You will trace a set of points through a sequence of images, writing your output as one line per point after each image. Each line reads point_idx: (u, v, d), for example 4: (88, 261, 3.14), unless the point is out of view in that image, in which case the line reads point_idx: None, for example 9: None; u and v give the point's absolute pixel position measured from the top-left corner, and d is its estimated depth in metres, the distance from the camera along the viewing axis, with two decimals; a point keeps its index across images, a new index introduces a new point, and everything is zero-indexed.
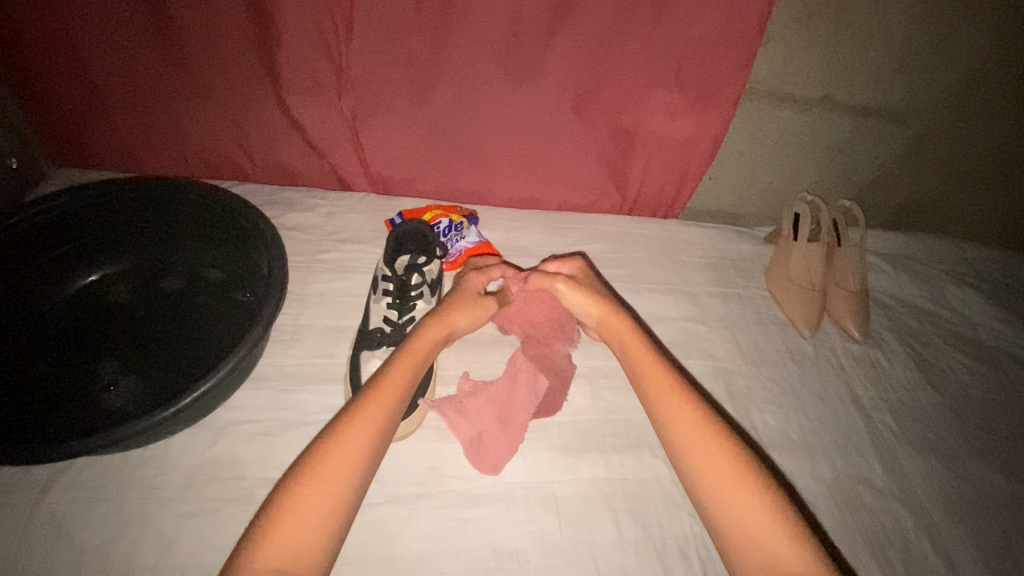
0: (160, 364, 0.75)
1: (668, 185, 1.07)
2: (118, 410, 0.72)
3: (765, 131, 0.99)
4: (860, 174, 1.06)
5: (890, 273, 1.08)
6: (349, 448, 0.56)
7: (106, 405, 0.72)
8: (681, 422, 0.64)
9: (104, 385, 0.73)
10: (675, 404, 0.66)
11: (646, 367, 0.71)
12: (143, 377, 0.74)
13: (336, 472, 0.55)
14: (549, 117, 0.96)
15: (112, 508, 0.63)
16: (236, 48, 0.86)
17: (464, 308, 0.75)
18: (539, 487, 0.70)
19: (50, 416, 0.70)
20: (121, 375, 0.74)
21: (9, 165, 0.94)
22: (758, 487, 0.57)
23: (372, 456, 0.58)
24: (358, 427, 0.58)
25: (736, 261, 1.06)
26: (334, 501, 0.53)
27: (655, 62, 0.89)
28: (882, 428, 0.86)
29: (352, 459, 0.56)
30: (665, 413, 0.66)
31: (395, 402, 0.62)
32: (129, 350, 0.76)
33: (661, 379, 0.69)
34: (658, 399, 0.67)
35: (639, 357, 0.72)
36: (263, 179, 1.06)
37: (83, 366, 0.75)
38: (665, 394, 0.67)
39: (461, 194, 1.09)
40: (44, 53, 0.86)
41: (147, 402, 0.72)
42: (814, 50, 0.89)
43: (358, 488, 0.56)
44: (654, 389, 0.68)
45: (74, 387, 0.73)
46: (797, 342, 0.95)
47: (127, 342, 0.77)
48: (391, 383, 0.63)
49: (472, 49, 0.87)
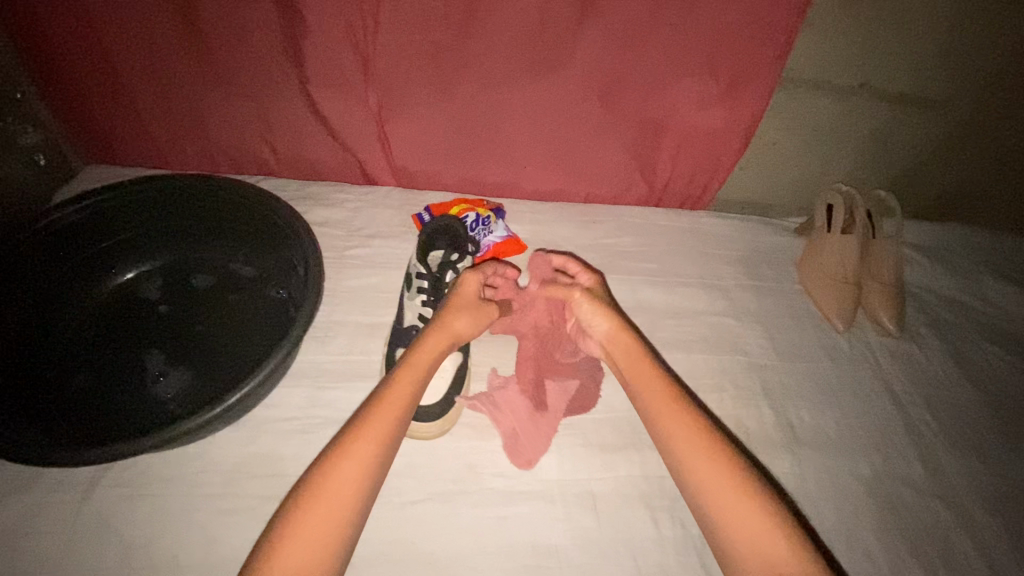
0: (204, 356, 0.77)
1: (698, 175, 1.05)
2: (167, 405, 0.73)
3: (799, 120, 0.96)
4: (897, 163, 1.03)
5: (925, 265, 1.05)
6: (350, 471, 0.55)
7: (158, 395, 0.73)
8: (686, 447, 0.60)
9: (153, 379, 0.74)
10: (681, 426, 0.62)
11: (648, 386, 0.67)
12: (190, 368, 0.75)
13: (338, 497, 0.53)
14: (576, 107, 0.94)
15: (157, 506, 0.64)
16: (263, 40, 0.85)
17: (466, 312, 0.71)
18: (576, 484, 0.69)
19: (101, 411, 0.71)
20: (169, 367, 0.75)
21: (36, 161, 0.93)
22: (770, 514, 0.54)
23: (375, 478, 0.56)
24: (358, 448, 0.57)
25: (767, 253, 1.04)
26: (337, 526, 0.52)
27: (687, 51, 0.86)
28: (919, 425, 0.84)
29: (354, 483, 0.55)
30: (670, 436, 0.62)
31: (396, 419, 0.60)
32: (174, 345, 0.77)
33: (666, 400, 0.65)
34: (664, 423, 0.63)
35: (642, 376, 0.68)
36: (288, 174, 1.05)
37: (128, 362, 0.76)
38: (671, 415, 0.64)
39: (486, 187, 1.08)
40: (69, 48, 0.85)
41: (196, 393, 0.74)
42: (852, 35, 0.86)
43: (360, 511, 0.55)
44: (659, 410, 0.64)
45: (123, 382, 0.74)
46: (831, 336, 0.93)
47: (171, 334, 0.78)
48: (393, 401, 0.61)
49: (498, 40, 0.85)
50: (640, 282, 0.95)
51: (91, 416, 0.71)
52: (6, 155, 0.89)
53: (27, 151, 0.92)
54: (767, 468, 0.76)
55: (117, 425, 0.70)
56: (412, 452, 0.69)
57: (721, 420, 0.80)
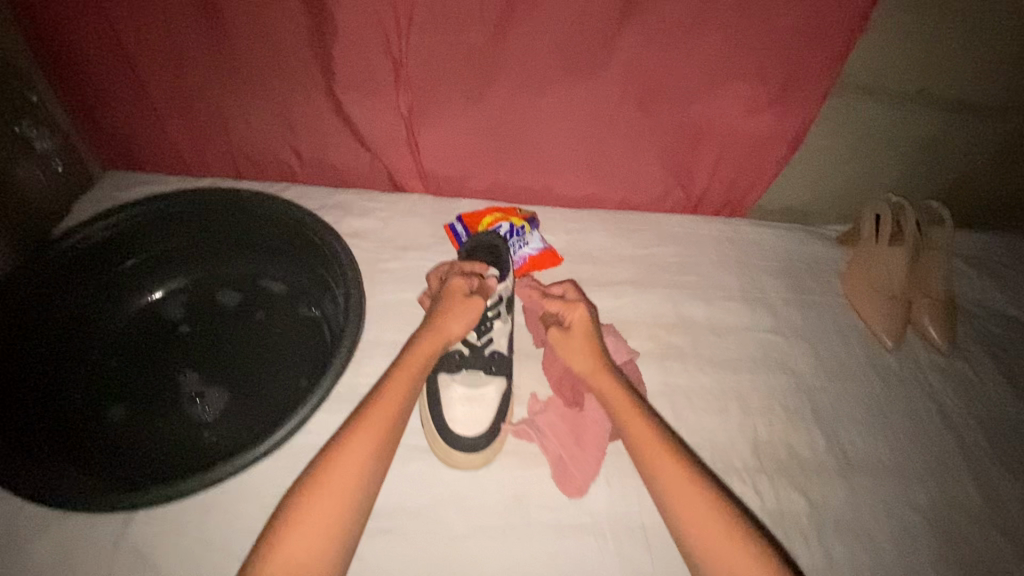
0: (238, 377, 0.78)
1: (741, 184, 0.99)
2: (206, 425, 0.74)
3: (852, 129, 0.91)
4: (950, 172, 0.98)
5: (974, 278, 1.02)
6: (347, 468, 0.56)
7: (196, 416, 0.74)
8: (685, 503, 0.58)
9: (191, 399, 0.75)
10: (679, 480, 0.60)
11: (641, 435, 0.64)
12: (226, 389, 0.77)
13: (335, 496, 0.54)
14: (612, 112, 0.87)
15: (196, 541, 0.61)
16: (288, 43, 0.78)
17: (454, 315, 0.68)
18: (627, 516, 0.67)
19: (138, 433, 0.73)
20: (204, 387, 0.76)
21: (53, 166, 0.88)
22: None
23: (372, 475, 0.57)
24: (354, 446, 0.57)
25: (810, 265, 1.00)
26: (334, 524, 0.53)
27: (741, 56, 0.80)
28: (975, 450, 0.82)
29: (351, 480, 0.56)
30: (667, 491, 0.60)
31: (392, 417, 0.61)
32: (209, 362, 0.79)
33: (662, 452, 0.62)
34: (663, 477, 0.60)
35: (634, 425, 0.64)
36: (311, 180, 0.98)
37: (161, 383, 0.77)
38: (670, 468, 0.61)
39: (517, 193, 1.00)
40: (84, 46, 0.79)
41: (233, 413, 0.75)
42: (913, 40, 0.81)
43: (359, 507, 0.56)
44: (658, 463, 0.61)
45: (158, 403, 0.75)
46: (880, 355, 0.90)
47: (203, 354, 0.79)
48: (388, 399, 0.61)
49: (536, 45, 0.78)
50: (682, 297, 0.92)
51: (129, 436, 0.73)
52: (21, 161, 0.83)
53: (43, 156, 0.86)
54: (821, 497, 0.74)
55: (157, 447, 0.72)
56: (458, 482, 0.67)
57: (773, 447, 0.77)
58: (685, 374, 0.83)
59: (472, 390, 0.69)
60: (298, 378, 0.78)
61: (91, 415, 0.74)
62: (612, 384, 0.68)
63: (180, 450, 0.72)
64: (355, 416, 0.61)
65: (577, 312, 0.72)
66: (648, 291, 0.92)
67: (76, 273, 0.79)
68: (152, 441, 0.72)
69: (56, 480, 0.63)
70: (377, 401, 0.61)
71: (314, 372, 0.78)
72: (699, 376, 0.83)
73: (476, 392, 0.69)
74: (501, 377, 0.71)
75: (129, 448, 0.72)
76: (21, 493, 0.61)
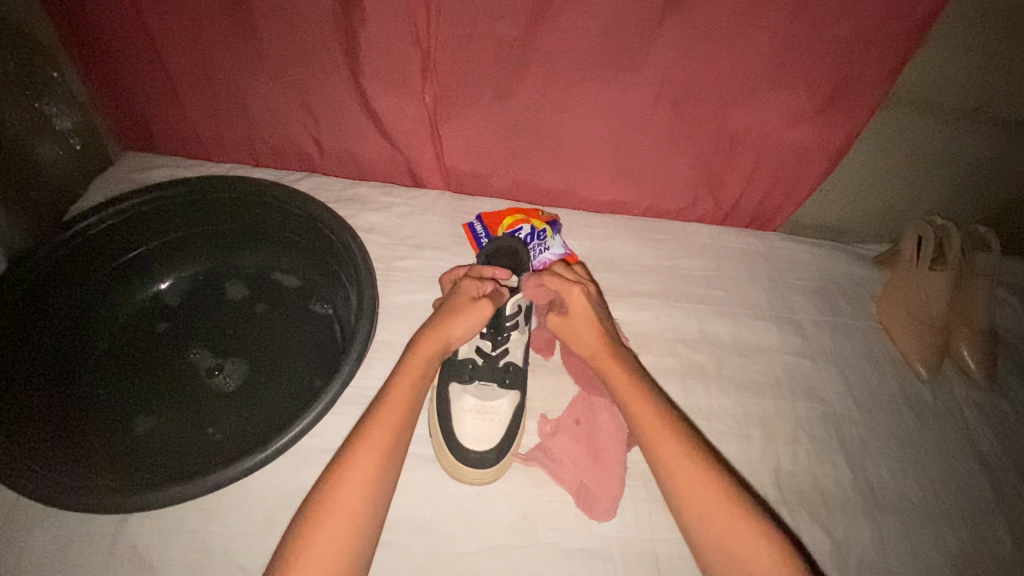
0: (251, 359, 0.78)
1: (776, 197, 0.94)
2: (227, 396, 0.75)
3: (897, 145, 0.85)
4: (1005, 197, 0.92)
5: (1016, 308, 0.97)
6: (351, 492, 0.53)
7: (218, 387, 0.76)
8: (708, 516, 0.55)
9: (211, 372, 0.77)
10: (704, 495, 0.56)
11: (661, 445, 0.59)
12: (244, 367, 0.78)
13: (342, 520, 0.52)
14: (643, 115, 0.82)
15: (195, 543, 0.60)
16: (313, 31, 0.75)
17: (461, 315, 0.64)
18: (639, 543, 0.64)
19: (157, 426, 0.72)
20: (224, 359, 0.78)
21: (71, 144, 0.87)
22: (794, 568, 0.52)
23: (379, 493, 0.55)
24: (357, 464, 0.55)
25: (844, 285, 0.96)
26: (344, 545, 0.51)
27: (788, 59, 0.74)
28: (1010, 493, 0.79)
29: (356, 504, 0.53)
30: (682, 494, 0.57)
31: (396, 429, 0.58)
32: (224, 341, 0.80)
33: (686, 465, 0.57)
34: (690, 494, 0.56)
35: (647, 425, 0.61)
36: (330, 170, 0.96)
37: (177, 362, 0.77)
38: (694, 483, 0.56)
39: (542, 194, 0.96)
40: (103, 22, 0.77)
41: (247, 396, 0.75)
42: (979, 56, 0.74)
43: (367, 529, 0.53)
44: (679, 478, 0.57)
45: (176, 379, 0.76)
46: (913, 385, 0.87)
47: (219, 333, 0.80)
48: (390, 414, 0.58)
49: (568, 39, 0.73)
50: (707, 312, 0.88)
51: (142, 425, 0.72)
52: (39, 138, 0.82)
53: (62, 135, 0.85)
54: (844, 534, 0.71)
55: (174, 427, 0.72)
56: (465, 496, 0.65)
57: (795, 477, 0.74)
58: (707, 396, 0.80)
59: (485, 403, 0.67)
60: (310, 375, 0.78)
61: (103, 412, 0.73)
62: (632, 388, 0.64)
63: (194, 430, 0.72)
64: (358, 428, 0.58)
65: (574, 295, 0.68)
66: (673, 304, 0.88)
67: (80, 262, 0.78)
68: (167, 420, 0.73)
69: (65, 479, 0.62)
70: (378, 416, 0.58)
71: (327, 369, 0.78)
72: (723, 399, 0.80)
73: (488, 405, 0.67)
74: (514, 391, 0.69)
75: (146, 443, 0.71)
76: (29, 497, 0.60)
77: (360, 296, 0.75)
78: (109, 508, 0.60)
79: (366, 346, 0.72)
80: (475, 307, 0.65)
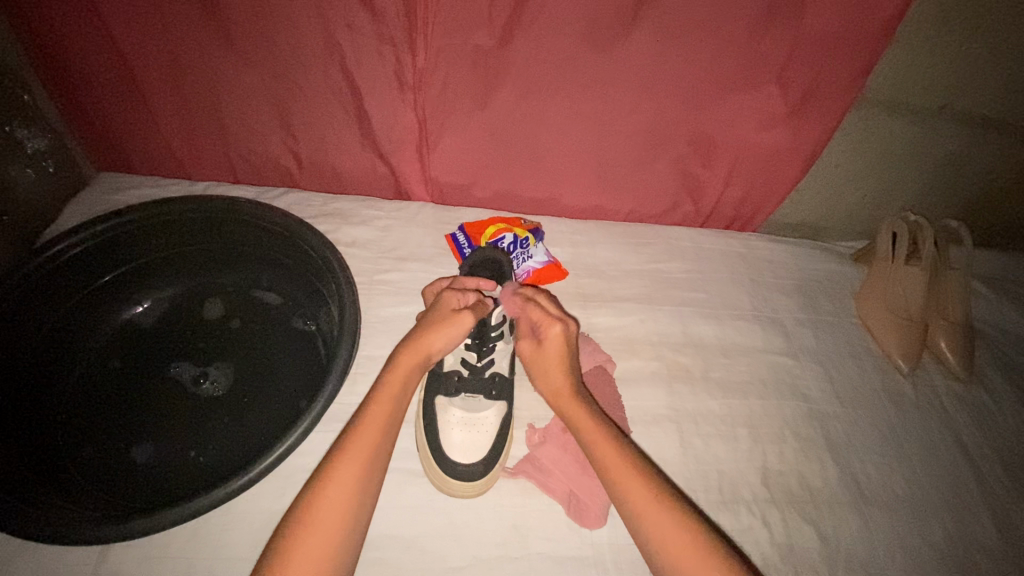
0: (234, 374, 0.78)
1: (753, 199, 0.95)
2: (213, 404, 0.75)
3: (869, 145, 0.87)
4: (972, 192, 0.95)
5: (989, 299, 1.00)
6: (332, 507, 0.53)
7: (203, 396, 0.75)
8: (674, 548, 0.54)
9: (196, 381, 0.77)
10: (669, 526, 0.55)
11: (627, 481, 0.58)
12: (227, 381, 0.77)
13: (323, 534, 0.51)
14: (620, 122, 0.82)
15: (179, 569, 0.59)
16: (287, 48, 0.75)
17: (442, 327, 0.63)
18: (631, 548, 0.64)
19: (153, 453, 0.71)
20: (208, 370, 0.78)
21: (44, 167, 0.85)
22: None
23: (360, 509, 0.55)
24: (338, 478, 0.54)
25: (823, 283, 0.97)
26: (325, 560, 0.51)
27: (761, 61, 0.75)
28: (992, 482, 0.80)
29: (338, 519, 0.53)
30: (647, 526, 0.56)
31: (378, 441, 0.58)
32: (206, 355, 0.79)
33: (674, 526, 0.55)
34: (683, 567, 0.53)
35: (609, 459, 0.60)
36: (310, 185, 0.95)
37: (159, 379, 0.77)
38: (663, 518, 0.55)
39: (523, 203, 0.97)
40: (74, 42, 0.76)
41: (232, 411, 0.75)
42: (942, 56, 0.76)
43: (348, 543, 0.53)
44: (663, 536, 0.54)
45: (159, 397, 0.75)
46: (895, 380, 0.88)
47: (202, 347, 0.80)
48: (368, 430, 0.58)
49: (543, 48, 0.73)
50: (690, 315, 0.89)
51: (123, 449, 0.71)
52: (11, 162, 0.80)
53: (34, 157, 0.83)
54: (833, 531, 0.72)
55: (159, 446, 0.71)
56: (455, 509, 0.65)
57: (783, 476, 0.75)
58: (692, 397, 0.80)
59: (470, 415, 0.67)
60: (294, 389, 0.78)
61: (94, 443, 0.71)
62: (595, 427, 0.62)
63: (180, 448, 0.71)
64: (339, 443, 0.57)
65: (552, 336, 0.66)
66: (656, 308, 0.89)
67: (55, 288, 0.77)
68: (151, 440, 0.72)
69: (48, 511, 0.61)
70: (357, 431, 0.57)
71: (311, 383, 0.78)
72: (709, 400, 0.80)
73: (475, 417, 0.67)
74: (500, 402, 0.69)
75: (140, 472, 0.70)
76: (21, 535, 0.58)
77: (342, 309, 0.75)
78: (94, 536, 0.59)
79: (349, 361, 0.71)
80: (457, 318, 0.64)
